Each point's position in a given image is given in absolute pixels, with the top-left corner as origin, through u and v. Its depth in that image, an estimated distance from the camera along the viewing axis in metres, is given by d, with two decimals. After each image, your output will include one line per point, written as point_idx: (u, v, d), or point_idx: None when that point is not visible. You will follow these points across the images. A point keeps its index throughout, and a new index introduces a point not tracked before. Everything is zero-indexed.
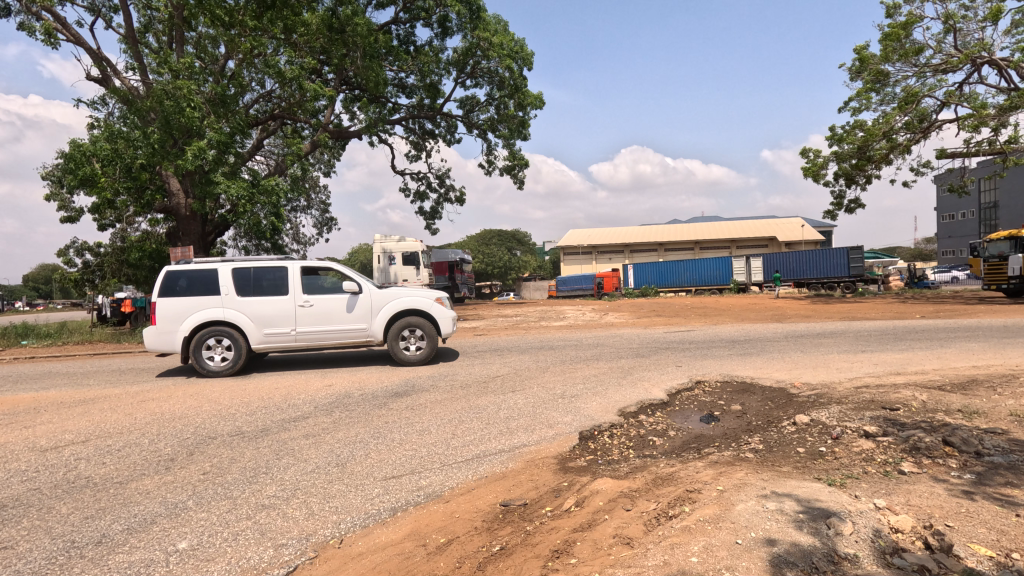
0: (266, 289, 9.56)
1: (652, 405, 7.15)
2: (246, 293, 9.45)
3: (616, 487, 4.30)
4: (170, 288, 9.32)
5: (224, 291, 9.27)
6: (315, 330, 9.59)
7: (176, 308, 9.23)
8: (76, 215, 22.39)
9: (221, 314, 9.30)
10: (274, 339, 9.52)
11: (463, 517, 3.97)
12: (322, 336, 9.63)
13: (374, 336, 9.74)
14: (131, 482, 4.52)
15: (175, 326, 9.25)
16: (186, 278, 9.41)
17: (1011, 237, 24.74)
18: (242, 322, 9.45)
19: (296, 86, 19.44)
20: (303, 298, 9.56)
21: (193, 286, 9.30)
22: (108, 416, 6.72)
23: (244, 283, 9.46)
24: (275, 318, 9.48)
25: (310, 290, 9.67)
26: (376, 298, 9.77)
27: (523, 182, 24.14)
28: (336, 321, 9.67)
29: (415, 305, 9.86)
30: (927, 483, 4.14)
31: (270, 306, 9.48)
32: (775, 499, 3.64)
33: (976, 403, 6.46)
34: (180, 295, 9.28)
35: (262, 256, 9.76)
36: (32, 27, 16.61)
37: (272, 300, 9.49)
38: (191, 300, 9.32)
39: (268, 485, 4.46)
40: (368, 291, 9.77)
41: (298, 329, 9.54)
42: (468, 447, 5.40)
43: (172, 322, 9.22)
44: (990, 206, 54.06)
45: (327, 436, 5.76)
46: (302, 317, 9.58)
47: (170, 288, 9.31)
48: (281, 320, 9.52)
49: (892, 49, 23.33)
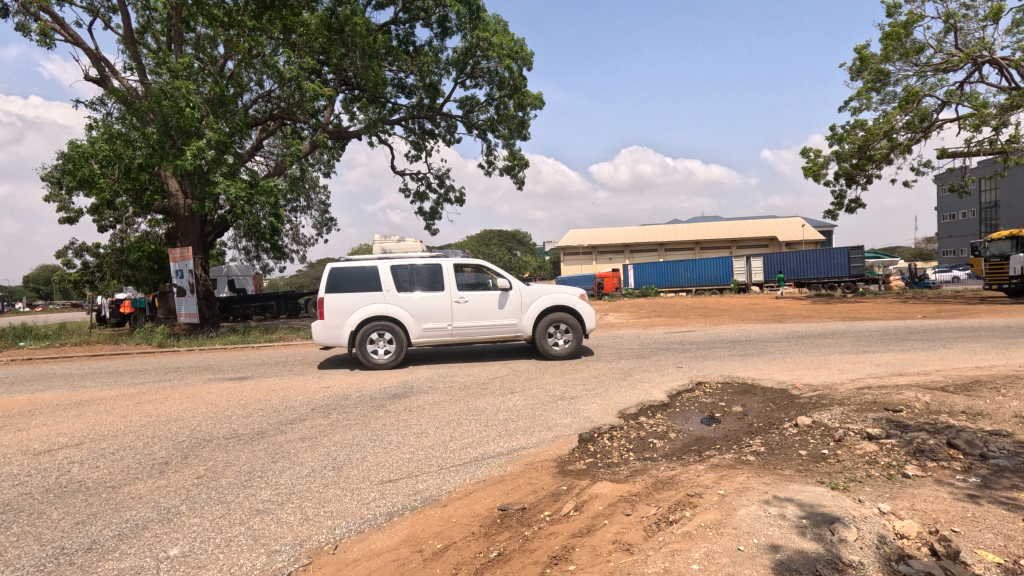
0: (425, 286, 10.07)
1: (652, 407, 7.08)
2: (406, 289, 9.98)
3: (616, 491, 4.23)
4: (335, 284, 9.92)
5: (387, 288, 9.84)
6: (470, 324, 10.04)
7: (345, 303, 9.82)
8: (76, 216, 22.35)
9: (384, 309, 9.85)
10: (433, 333, 10.03)
11: (460, 522, 3.91)
12: (476, 330, 10.09)
13: (523, 331, 10.14)
14: (124, 486, 4.46)
15: (341, 320, 9.84)
16: (347, 275, 10.01)
17: (1012, 237, 24.57)
18: (402, 317, 9.98)
19: (294, 85, 19.37)
20: (458, 295, 10.04)
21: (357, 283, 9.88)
22: (104, 418, 6.66)
23: (403, 280, 10.00)
24: (434, 313, 10.00)
25: (463, 287, 10.14)
26: (526, 294, 10.14)
27: (523, 182, 24.06)
28: (490, 317, 10.11)
29: (560, 301, 10.24)
30: (932, 487, 4.07)
31: (427, 302, 9.99)
32: (777, 504, 3.57)
33: (980, 404, 6.39)
34: (347, 291, 9.87)
35: (415, 254, 10.27)
36: (28, 28, 16.54)
37: (429, 296, 10.00)
38: (357, 296, 9.89)
39: (262, 489, 4.40)
40: (517, 289, 10.16)
41: (455, 324, 10.02)
42: (466, 450, 5.34)
43: (340, 316, 9.82)
44: (991, 205, 53.96)
45: (324, 438, 5.70)
46: (457, 312, 10.07)
47: (335, 284, 9.92)
48: (438, 315, 10.02)
49: (893, 49, 23.26)
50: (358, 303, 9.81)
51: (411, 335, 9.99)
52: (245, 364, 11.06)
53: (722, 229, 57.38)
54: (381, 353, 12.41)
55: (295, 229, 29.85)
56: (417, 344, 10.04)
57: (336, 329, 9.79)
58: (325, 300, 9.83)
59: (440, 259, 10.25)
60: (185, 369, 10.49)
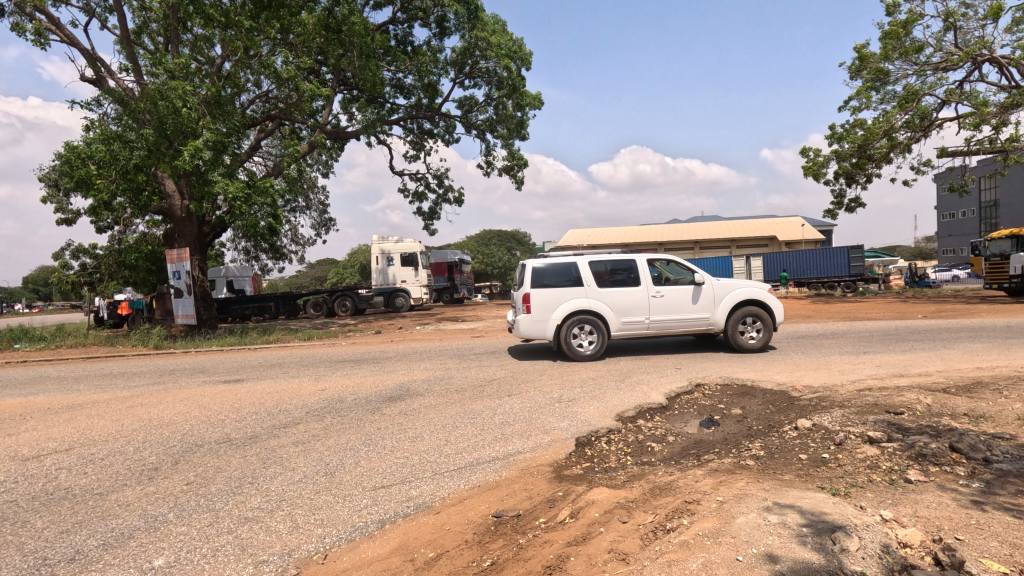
0: (623, 281, 10.27)
1: (650, 410, 7.00)
2: (605, 283, 10.19)
3: (613, 497, 4.15)
4: (539, 280, 10.16)
5: (591, 283, 10.06)
6: (667, 318, 10.20)
7: (549, 297, 10.07)
8: (73, 217, 22.30)
9: (588, 304, 10.07)
10: (630, 327, 10.23)
11: (453, 530, 3.83)
12: (673, 324, 10.25)
13: (716, 324, 10.29)
14: (111, 493, 4.38)
15: (546, 315, 10.11)
16: (546, 270, 10.24)
17: (1013, 236, 24.51)
18: (603, 311, 10.19)
19: (292, 86, 19.28)
20: (656, 289, 10.22)
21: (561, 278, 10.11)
22: (95, 422, 6.57)
23: (603, 274, 10.22)
24: (632, 307, 10.19)
25: (657, 281, 10.32)
26: (718, 289, 10.30)
27: (521, 182, 23.98)
28: (684, 311, 10.26)
29: (751, 295, 10.42)
30: (935, 493, 3.99)
31: (627, 296, 10.19)
32: (778, 512, 3.49)
33: (982, 406, 6.30)
34: (552, 285, 10.12)
35: (610, 250, 10.50)
36: (23, 28, 16.46)
37: (629, 290, 10.20)
38: (561, 291, 10.12)
39: (252, 496, 4.31)
40: (709, 283, 10.31)
41: (652, 317, 10.20)
42: (461, 455, 5.25)
43: (544, 310, 10.10)
44: (991, 204, 53.85)
45: (317, 443, 5.61)
46: (654, 306, 10.24)
47: (538, 279, 10.16)
48: (636, 308, 10.21)
49: (892, 47, 23.16)
50: (564, 298, 10.06)
51: (612, 330, 10.20)
52: (241, 366, 10.97)
53: (722, 228, 57.29)
54: (379, 355, 12.33)
55: (293, 230, 29.77)
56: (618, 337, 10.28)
57: (541, 323, 10.07)
58: (531, 295, 10.09)
59: (633, 254, 10.45)
60: (180, 371, 10.41)
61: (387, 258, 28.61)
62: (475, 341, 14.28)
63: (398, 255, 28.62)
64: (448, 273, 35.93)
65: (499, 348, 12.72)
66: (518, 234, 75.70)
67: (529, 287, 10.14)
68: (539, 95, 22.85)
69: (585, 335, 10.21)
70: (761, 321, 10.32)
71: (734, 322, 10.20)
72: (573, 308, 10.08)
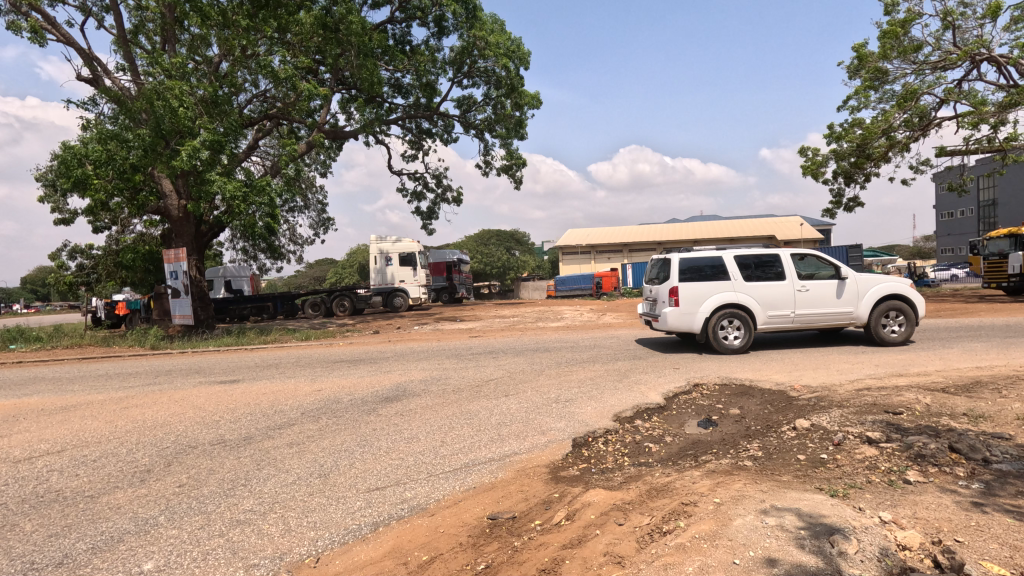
0: (768, 275, 10.48)
1: (648, 410, 6.95)
2: (751, 278, 10.42)
3: (609, 499, 4.11)
4: (687, 274, 10.41)
5: (739, 278, 10.26)
6: (812, 312, 10.44)
7: (698, 291, 10.31)
8: (70, 218, 22.19)
9: (736, 298, 10.30)
10: (776, 320, 10.45)
11: (448, 532, 3.78)
12: (817, 318, 10.48)
13: (859, 318, 10.48)
14: (102, 496, 4.32)
15: (694, 308, 10.34)
16: (692, 265, 10.47)
17: (1011, 234, 24.56)
18: (750, 305, 10.43)
19: (289, 85, 19.22)
20: (801, 284, 10.43)
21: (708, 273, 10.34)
22: (88, 424, 6.51)
23: (749, 269, 10.45)
24: (778, 301, 10.41)
25: (802, 276, 10.52)
26: (862, 283, 10.49)
27: (520, 181, 23.93)
28: (828, 305, 10.48)
29: (893, 289, 10.61)
30: (934, 494, 3.96)
31: (773, 291, 10.40)
32: (775, 514, 3.45)
33: (982, 406, 6.26)
34: (700, 278, 10.33)
35: (752, 245, 10.69)
36: (18, 26, 16.39)
37: (775, 284, 10.41)
38: (709, 285, 10.36)
39: (244, 498, 4.27)
40: (852, 277, 10.49)
41: (798, 311, 10.43)
42: (457, 456, 5.21)
43: (692, 304, 10.33)
44: (989, 203, 53.95)
45: (312, 444, 5.57)
46: (798, 300, 10.46)
47: (686, 274, 10.40)
48: (781, 302, 10.43)
49: (891, 46, 23.13)
50: (711, 292, 10.28)
51: (756, 323, 10.44)
52: (237, 367, 10.91)
53: (720, 227, 57.26)
54: (376, 355, 12.27)
55: (291, 229, 29.70)
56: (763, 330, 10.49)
57: (689, 316, 10.30)
58: (679, 289, 10.32)
59: (776, 249, 10.63)
60: (175, 372, 10.35)
61: (385, 258, 28.51)
62: (472, 341, 14.21)
63: (396, 255, 28.56)
64: (446, 273, 35.85)
65: (497, 348, 12.68)
66: (517, 234, 75.63)
67: (677, 281, 10.37)
68: (537, 94, 22.82)
69: (731, 328, 10.45)
70: (904, 316, 10.46)
71: (878, 316, 10.34)
72: (719, 302, 10.31)
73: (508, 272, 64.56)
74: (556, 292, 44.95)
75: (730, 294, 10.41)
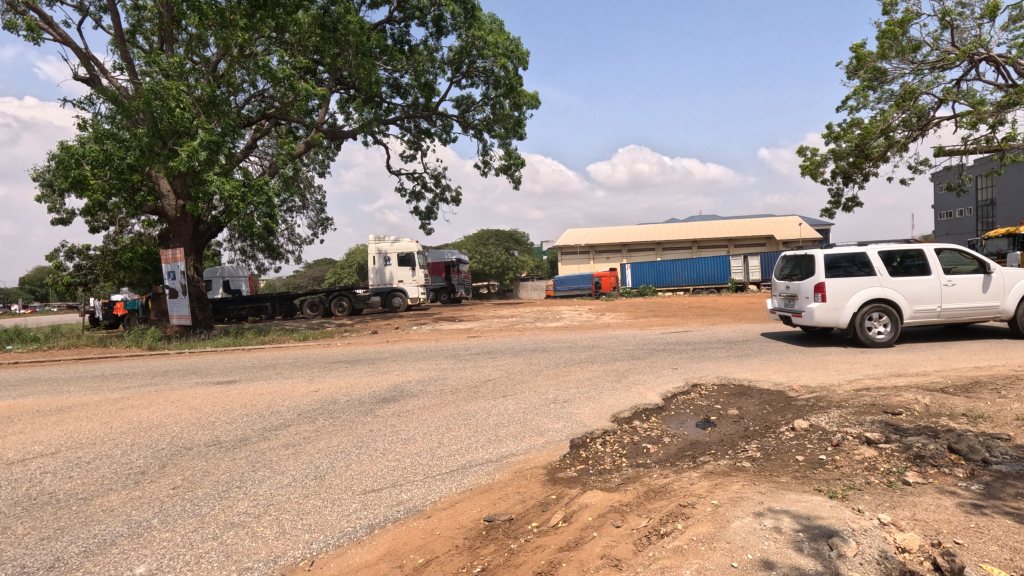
0: (914, 270, 10.42)
1: (646, 411, 6.92)
2: (899, 273, 10.39)
3: (607, 501, 4.08)
4: (831, 269, 10.43)
5: (887, 273, 10.18)
6: (959, 306, 10.37)
7: (844, 285, 10.32)
8: (68, 218, 22.12)
9: (885, 293, 10.27)
10: (922, 315, 10.40)
11: (444, 534, 3.76)
12: (964, 312, 10.42)
13: (1006, 312, 10.42)
14: (96, 498, 4.29)
15: (841, 303, 10.36)
16: (836, 260, 10.47)
17: (1009, 234, 24.41)
18: (897, 300, 10.40)
19: (287, 85, 19.18)
20: (947, 278, 10.37)
21: (854, 268, 10.33)
22: (83, 425, 6.47)
23: (896, 263, 10.41)
24: (925, 296, 10.35)
25: (947, 270, 10.45)
26: (1008, 276, 10.42)
27: (519, 181, 23.91)
28: (975, 299, 10.42)
29: None
30: (934, 495, 3.94)
31: (920, 285, 10.35)
32: (773, 517, 3.42)
33: (981, 406, 6.24)
34: (849, 273, 10.33)
35: (894, 239, 10.65)
36: (15, 25, 16.33)
37: (921, 279, 10.35)
38: (855, 280, 10.37)
39: (239, 500, 4.23)
40: (999, 271, 10.42)
41: (944, 306, 10.37)
42: (454, 457, 5.18)
43: (839, 299, 10.36)
44: (988, 203, 54.03)
45: (308, 446, 5.53)
46: (945, 295, 10.40)
47: (830, 269, 10.43)
48: (928, 297, 10.37)
49: (889, 46, 23.14)
50: (859, 286, 10.28)
51: (903, 317, 10.44)
52: (234, 367, 10.88)
53: (719, 227, 57.27)
54: (374, 355, 12.24)
55: (289, 229, 29.66)
56: (911, 325, 10.45)
57: (836, 311, 10.34)
58: (826, 285, 10.36)
59: (919, 244, 10.59)
60: (172, 373, 10.31)
61: (383, 257, 28.45)
62: (470, 342, 14.17)
63: (395, 255, 28.51)
64: (445, 273, 35.81)
65: (495, 348, 12.65)
66: (516, 233, 75.61)
67: (823, 276, 10.41)
68: (535, 94, 22.78)
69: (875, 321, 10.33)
70: None
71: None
72: (867, 297, 10.32)
73: (507, 272, 64.44)
74: (555, 292, 44.93)
75: (876, 289, 10.36)
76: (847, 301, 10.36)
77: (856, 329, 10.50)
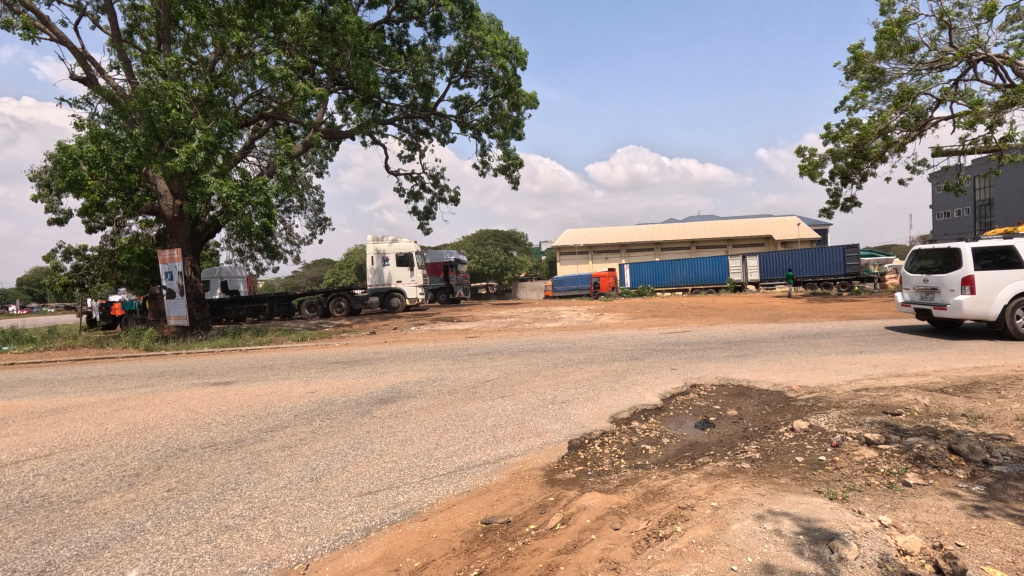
0: None
1: (645, 412, 6.89)
2: None
3: (605, 503, 4.04)
4: (980, 263, 10.31)
5: None
6: None
7: (995, 279, 10.21)
8: (65, 218, 22.03)
9: None
10: None
11: (441, 537, 3.72)
12: None
13: None
14: (88, 501, 4.25)
15: (991, 296, 10.27)
16: (984, 253, 10.35)
17: (1007, 234, 24.39)
18: None
19: (285, 85, 19.14)
20: None
21: (1003, 263, 10.21)
22: (78, 427, 6.43)
23: None
24: None
25: None
26: None
27: (518, 181, 23.88)
28: None
29: None
30: (935, 497, 3.92)
31: None
32: (773, 519, 3.38)
33: (981, 406, 6.22)
34: (999, 266, 10.22)
35: None
36: (11, 23, 16.26)
37: None
38: (1003, 273, 10.27)
39: (234, 503, 4.19)
40: None
41: None
42: (451, 459, 5.14)
43: (989, 293, 10.28)
44: (986, 203, 54.09)
45: (304, 448, 5.48)
46: None
47: (980, 263, 10.31)
48: None
49: (887, 47, 23.17)
50: (1010, 279, 10.18)
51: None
52: (231, 368, 10.83)
53: (717, 227, 57.29)
54: (371, 356, 12.19)
55: (287, 229, 29.59)
56: None
57: (985, 305, 10.27)
58: (975, 278, 10.25)
59: None
60: (169, 373, 10.26)
61: (382, 258, 28.36)
62: (468, 342, 14.12)
63: (393, 256, 28.42)
64: (444, 273, 35.75)
65: (494, 348, 12.63)
66: (514, 233, 75.57)
67: (972, 269, 10.27)
68: (534, 94, 22.74)
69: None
70: None
71: None
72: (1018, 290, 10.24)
73: (505, 272, 64.37)
74: (554, 292, 44.90)
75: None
76: (997, 293, 10.29)
77: (1006, 321, 10.42)
